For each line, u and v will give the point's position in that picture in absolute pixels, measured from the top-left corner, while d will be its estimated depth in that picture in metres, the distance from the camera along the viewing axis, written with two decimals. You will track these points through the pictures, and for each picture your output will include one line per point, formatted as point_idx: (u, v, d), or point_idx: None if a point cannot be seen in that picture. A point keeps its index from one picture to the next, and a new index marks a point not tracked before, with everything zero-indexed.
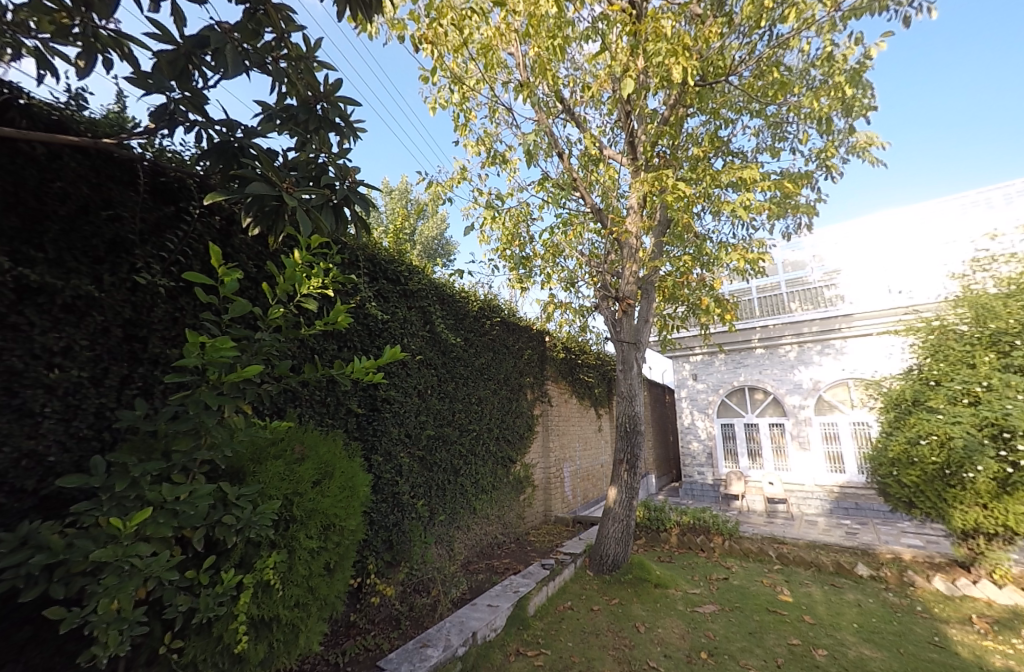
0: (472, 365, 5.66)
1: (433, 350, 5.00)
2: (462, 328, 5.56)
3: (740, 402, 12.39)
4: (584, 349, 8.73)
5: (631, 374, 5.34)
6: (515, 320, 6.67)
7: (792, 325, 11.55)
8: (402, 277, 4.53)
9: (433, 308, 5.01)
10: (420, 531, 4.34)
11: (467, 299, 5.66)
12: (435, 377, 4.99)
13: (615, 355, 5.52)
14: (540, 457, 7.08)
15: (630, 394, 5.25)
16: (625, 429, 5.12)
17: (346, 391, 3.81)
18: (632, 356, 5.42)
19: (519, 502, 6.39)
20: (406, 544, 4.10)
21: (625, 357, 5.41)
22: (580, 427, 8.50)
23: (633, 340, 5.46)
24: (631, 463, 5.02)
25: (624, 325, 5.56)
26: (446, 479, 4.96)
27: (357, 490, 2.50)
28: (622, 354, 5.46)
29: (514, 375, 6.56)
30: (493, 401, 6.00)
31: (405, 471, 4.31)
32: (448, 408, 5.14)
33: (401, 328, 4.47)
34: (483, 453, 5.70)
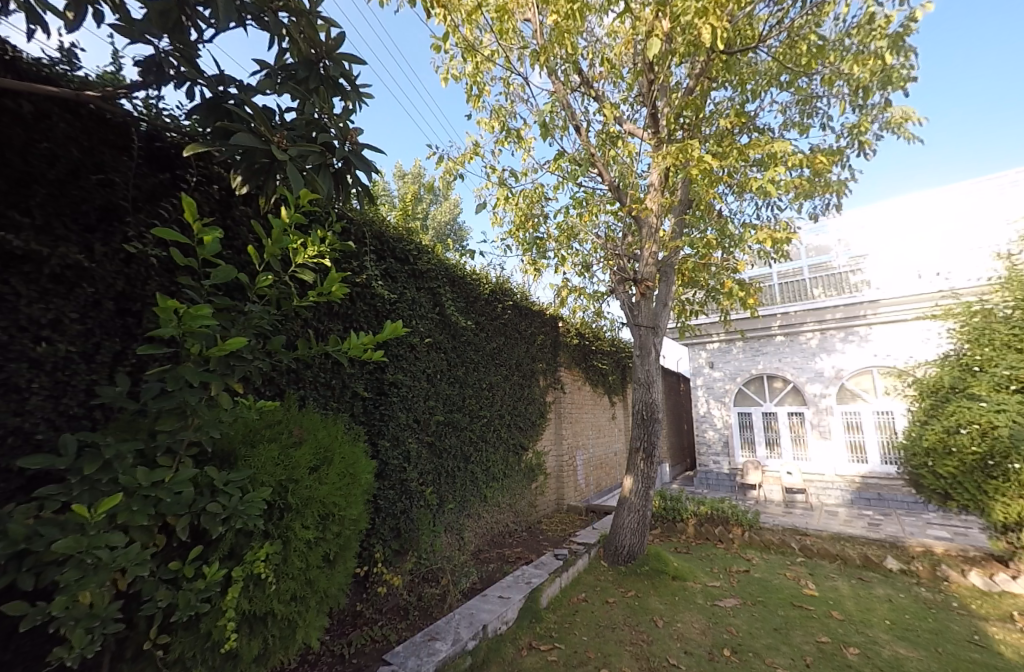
0: (484, 350, 5.47)
1: (442, 334, 4.82)
2: (473, 311, 5.36)
3: (758, 390, 12.05)
4: (598, 336, 8.48)
5: (650, 360, 5.06)
6: (527, 304, 6.44)
7: (815, 311, 11.12)
8: (411, 257, 4.34)
9: (443, 290, 4.81)
10: (429, 519, 4.20)
11: (478, 281, 5.45)
12: (445, 362, 4.81)
13: (632, 340, 5.23)
14: (552, 444, 6.91)
15: (648, 381, 5.00)
16: (643, 417, 4.90)
17: (351, 374, 3.66)
18: (651, 341, 5.13)
19: (531, 490, 6.23)
20: (415, 532, 3.97)
21: (643, 342, 5.14)
22: (593, 415, 8.30)
23: (652, 323, 5.15)
24: (648, 452, 4.82)
25: (642, 310, 5.22)
26: (456, 466, 4.81)
27: (359, 477, 2.35)
28: (640, 339, 5.17)
29: (527, 361, 6.36)
30: (505, 387, 5.82)
31: (414, 458, 4.16)
32: (458, 394, 4.97)
33: (410, 310, 4.30)
34: (495, 441, 5.53)
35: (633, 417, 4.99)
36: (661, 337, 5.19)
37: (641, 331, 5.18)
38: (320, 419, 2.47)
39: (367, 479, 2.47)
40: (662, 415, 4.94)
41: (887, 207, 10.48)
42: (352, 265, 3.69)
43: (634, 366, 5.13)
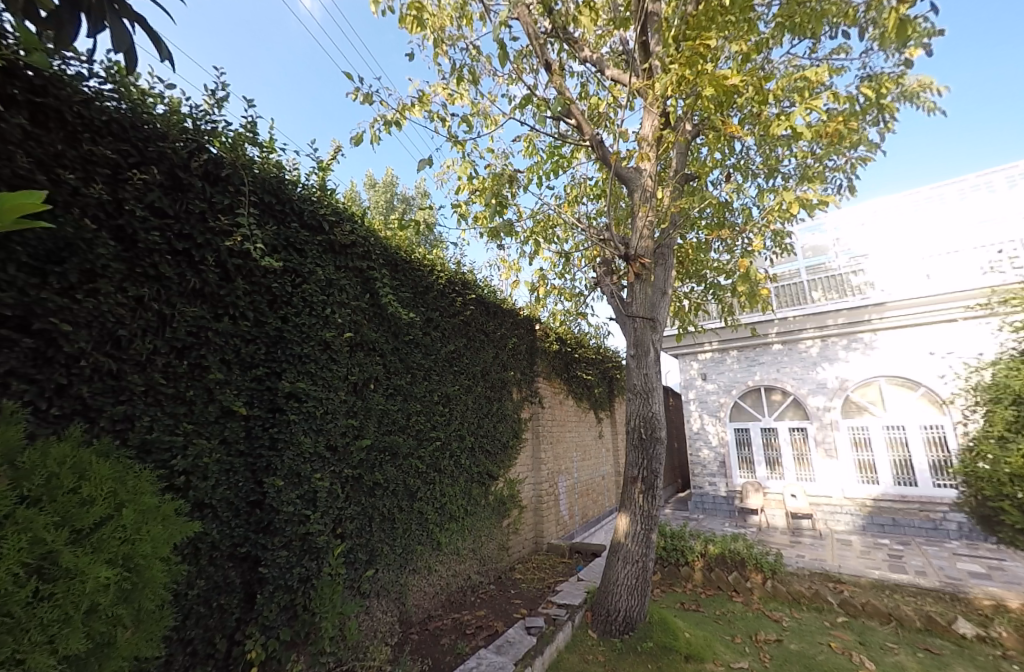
0: (436, 353, 4.29)
1: (377, 330, 3.66)
2: (423, 304, 4.21)
3: (754, 403, 11.10)
4: (581, 342, 7.39)
5: (648, 360, 3.93)
6: (497, 302, 5.35)
7: (816, 316, 10.29)
8: (326, 225, 3.28)
9: (381, 274, 3.71)
10: (340, 589, 3.03)
11: (429, 268, 4.33)
12: (383, 367, 3.67)
13: (625, 337, 4.07)
14: (529, 470, 5.72)
15: (651, 392, 3.87)
16: (640, 436, 3.77)
17: (217, 380, 2.61)
18: (648, 333, 3.97)
19: (502, 529, 5.03)
20: (318, 615, 2.83)
21: (639, 334, 3.98)
22: (578, 433, 7.15)
23: (651, 312, 4.00)
24: (649, 483, 3.70)
25: (637, 297, 4.05)
26: (395, 503, 3.62)
27: (89, 571, 1.55)
28: (632, 331, 4.02)
29: (495, 369, 5.21)
30: (467, 402, 4.64)
31: (325, 500, 3.00)
32: (400, 408, 3.78)
33: (324, 294, 3.19)
34: (452, 470, 4.31)
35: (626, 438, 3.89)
36: (660, 329, 4.04)
37: (636, 323, 4.00)
38: (56, 454, 1.63)
39: (123, 557, 1.70)
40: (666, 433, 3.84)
41: (891, 203, 9.84)
42: (223, 221, 2.71)
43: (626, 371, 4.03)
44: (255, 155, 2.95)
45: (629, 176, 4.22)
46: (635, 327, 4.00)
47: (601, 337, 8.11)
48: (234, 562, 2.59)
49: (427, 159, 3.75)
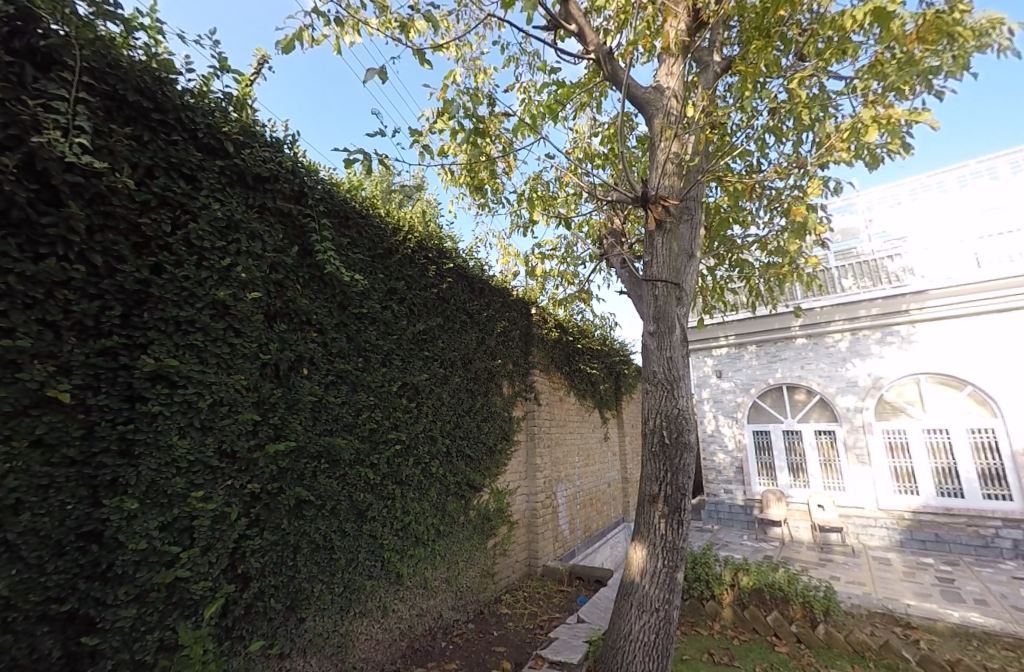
0: (399, 335, 3.35)
1: (312, 298, 2.74)
2: (383, 270, 3.30)
3: (775, 403, 10.13)
4: (585, 332, 6.45)
5: (672, 337, 3.00)
6: (485, 277, 4.44)
7: (847, 306, 9.34)
8: (228, 145, 2.37)
9: (320, 226, 2.82)
10: (221, 665, 2.11)
11: (388, 226, 3.41)
12: (319, 347, 2.74)
13: (643, 310, 3.13)
14: (522, 480, 4.78)
15: (680, 381, 2.95)
16: (663, 442, 2.84)
17: (27, 351, 1.69)
18: (673, 300, 3.03)
19: (486, 551, 4.10)
20: None
21: (662, 302, 3.04)
22: (580, 435, 6.21)
23: (676, 275, 3.06)
24: (673, 504, 2.77)
25: (658, 254, 3.10)
26: (333, 526, 2.71)
27: None
28: (652, 300, 3.08)
29: (480, 358, 4.26)
30: (442, 396, 3.70)
31: (211, 528, 2.09)
32: (344, 402, 2.85)
33: (222, 240, 2.28)
34: (420, 483, 3.38)
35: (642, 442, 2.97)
36: (686, 300, 3.10)
37: (659, 287, 3.05)
38: None
39: None
40: (696, 438, 2.91)
41: (932, 182, 8.90)
42: (36, 108, 1.75)
43: (643, 355, 3.10)
44: (128, 49, 2.12)
45: (647, 97, 3.27)
46: (656, 293, 3.05)
47: (607, 326, 7.18)
48: (51, 627, 1.68)
49: (377, 68, 2.74)
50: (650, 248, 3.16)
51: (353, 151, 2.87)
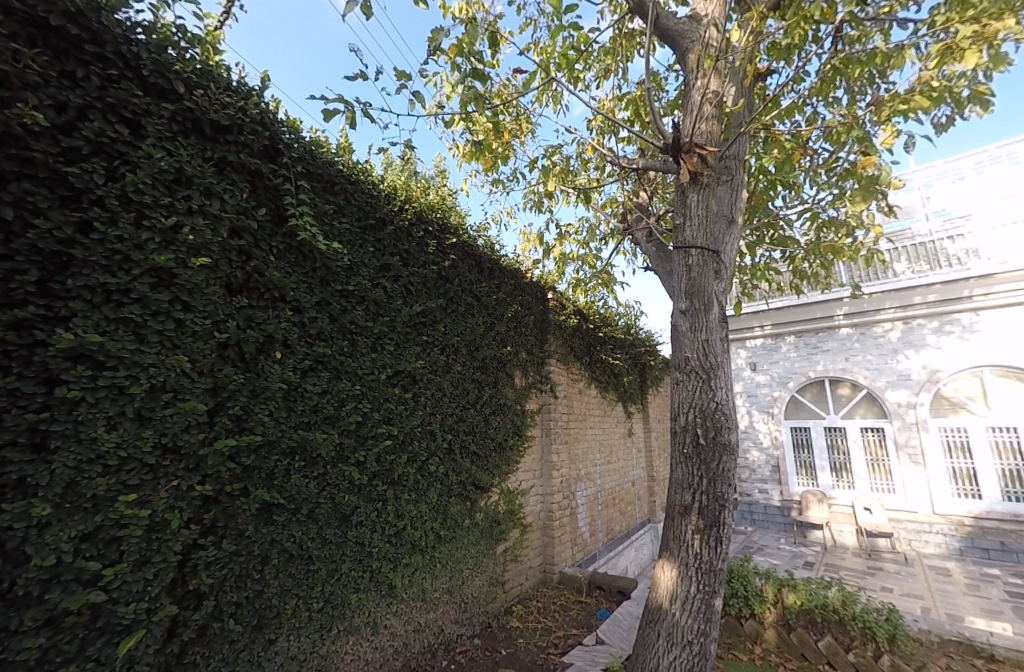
0: (394, 317, 2.97)
1: (287, 272, 2.39)
2: (373, 243, 2.91)
3: (817, 398, 9.36)
4: (606, 320, 5.95)
5: (708, 315, 2.52)
6: (495, 257, 4.01)
7: (901, 293, 8.48)
8: (178, 86, 1.99)
9: (296, 187, 2.45)
10: None
11: (382, 196, 3.00)
12: (293, 327, 2.39)
13: (674, 284, 2.65)
14: (537, 479, 4.37)
15: (719, 369, 2.47)
16: (697, 442, 2.38)
17: None
18: (711, 270, 2.55)
19: (494, 558, 3.70)
20: None
21: (698, 273, 2.55)
22: (601, 430, 5.74)
23: (713, 240, 2.58)
24: (709, 520, 2.30)
25: (694, 217, 2.61)
26: (312, 531, 2.36)
27: None
28: (684, 271, 2.60)
29: (489, 345, 3.82)
30: (444, 386, 3.31)
31: (146, 537, 1.76)
32: (326, 390, 2.50)
33: (169, 195, 1.93)
34: (417, 483, 3.00)
35: (672, 442, 2.51)
36: (725, 273, 2.62)
37: (693, 256, 2.56)
38: None
39: None
40: (737, 438, 2.42)
41: (1003, 152, 8.08)
42: None
43: (673, 338, 2.63)
44: None
45: (680, 29, 2.85)
46: (689, 261, 2.57)
47: (631, 314, 6.65)
48: None
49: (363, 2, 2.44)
50: (683, 210, 2.68)
51: (331, 98, 2.44)
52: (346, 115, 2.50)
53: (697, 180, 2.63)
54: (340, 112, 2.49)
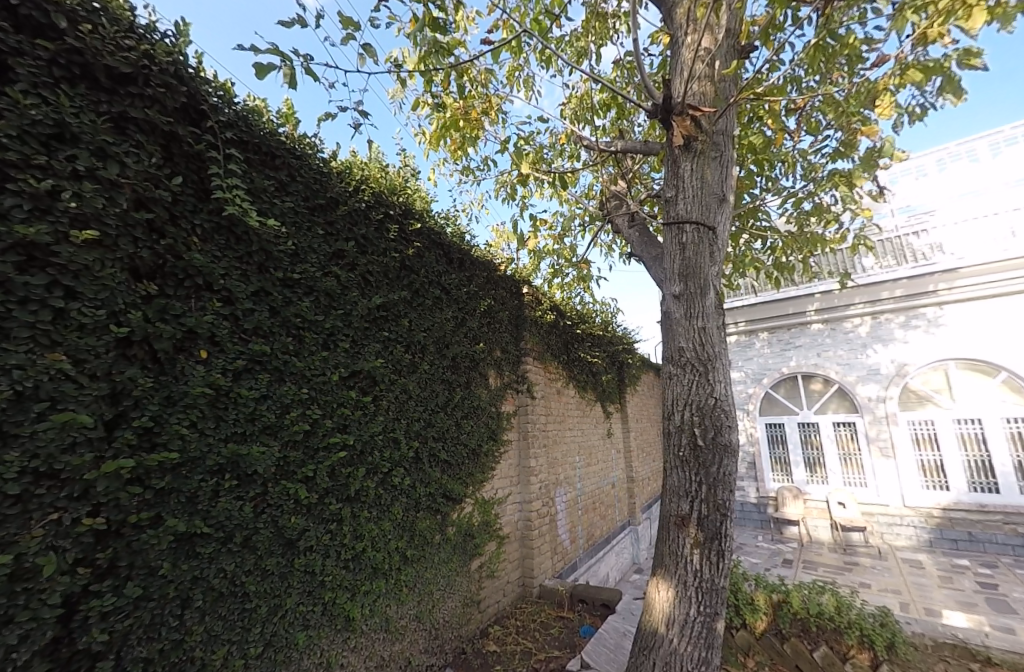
0: (349, 311, 2.60)
1: (214, 257, 2.03)
2: (323, 225, 2.55)
3: (790, 394, 9.44)
4: (585, 316, 5.70)
5: (704, 299, 2.28)
6: (466, 248, 3.67)
7: (869, 288, 8.60)
8: (60, 19, 1.60)
9: (223, 155, 2.08)
10: None
11: (332, 168, 2.66)
12: (221, 320, 2.02)
13: (667, 267, 2.40)
14: (514, 486, 4.06)
15: (717, 361, 2.23)
16: (694, 443, 2.12)
17: None
18: (707, 249, 2.31)
19: (468, 576, 3.36)
20: None
21: (693, 253, 2.31)
22: (580, 431, 5.48)
23: (708, 217, 2.34)
24: (710, 531, 2.05)
25: (688, 193, 2.37)
26: (248, 563, 1.99)
27: None
28: (677, 251, 2.36)
29: (460, 342, 3.49)
30: (410, 387, 2.95)
31: (7, 590, 1.37)
32: (264, 395, 2.14)
33: (44, 153, 1.53)
34: (379, 499, 2.63)
35: (666, 443, 2.26)
36: (721, 254, 2.38)
37: (688, 233, 2.33)
38: None
39: None
40: (738, 439, 2.17)
41: (964, 151, 8.36)
42: None
43: (665, 326, 2.38)
44: None
45: None
46: (683, 239, 2.33)
47: (609, 311, 6.44)
48: None
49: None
50: (672, 185, 2.45)
51: (263, 49, 2.02)
52: (284, 72, 2.09)
53: (690, 149, 2.39)
54: (275, 68, 2.08)
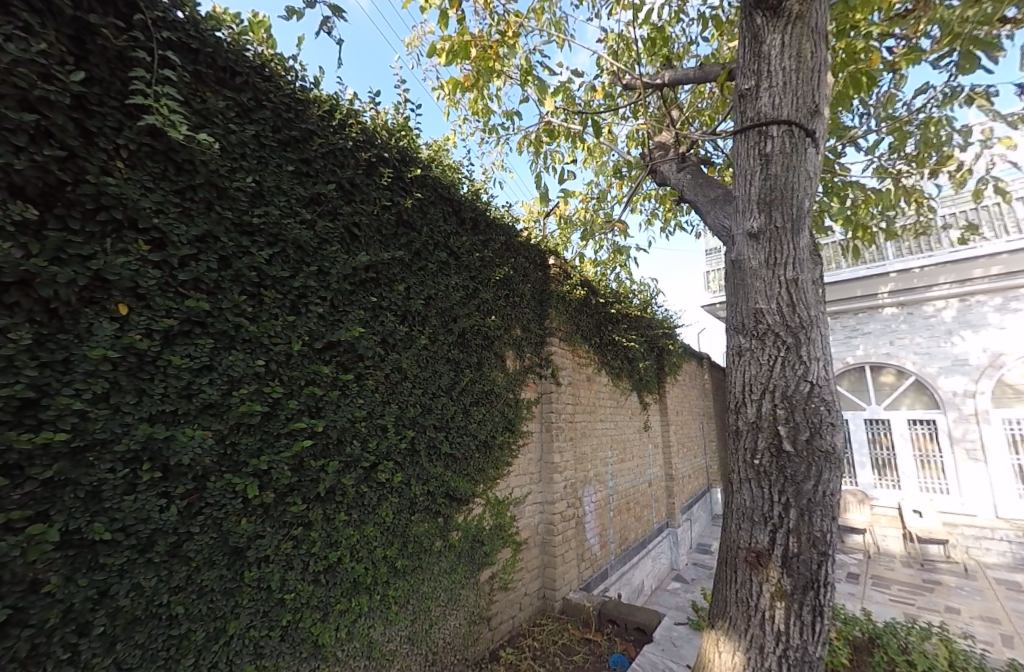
0: (327, 271, 2.11)
1: (142, 186, 1.60)
2: (294, 161, 2.07)
3: (855, 389, 8.43)
4: (620, 296, 5.07)
5: (793, 242, 1.88)
6: (480, 206, 3.14)
7: (957, 267, 7.23)
8: None
9: (153, 59, 1.66)
10: None
11: (310, 99, 2.15)
12: (148, 267, 1.59)
13: (743, 204, 2.00)
14: (533, 484, 3.53)
15: (810, 329, 1.82)
16: (778, 437, 1.75)
17: None
18: (799, 167, 1.92)
19: (476, 589, 2.87)
20: None
21: (781, 167, 1.91)
22: (613, 424, 4.88)
23: (802, 123, 1.90)
24: (801, 579, 1.65)
25: (780, 116, 1.92)
26: (176, 579, 1.56)
27: None
28: (760, 173, 1.95)
29: (470, 315, 2.96)
30: (406, 365, 2.46)
31: None
32: (207, 367, 1.69)
33: None
34: (361, 499, 2.15)
35: (737, 447, 1.89)
36: (812, 182, 1.96)
37: (775, 145, 1.92)
38: None
39: None
40: (841, 448, 1.74)
41: None
42: None
43: (738, 281, 1.99)
44: None
45: None
46: (768, 147, 1.93)
47: (648, 292, 5.75)
48: None
49: None
50: (753, 67, 2.00)
51: None
52: None
53: (780, 10, 1.91)
54: None
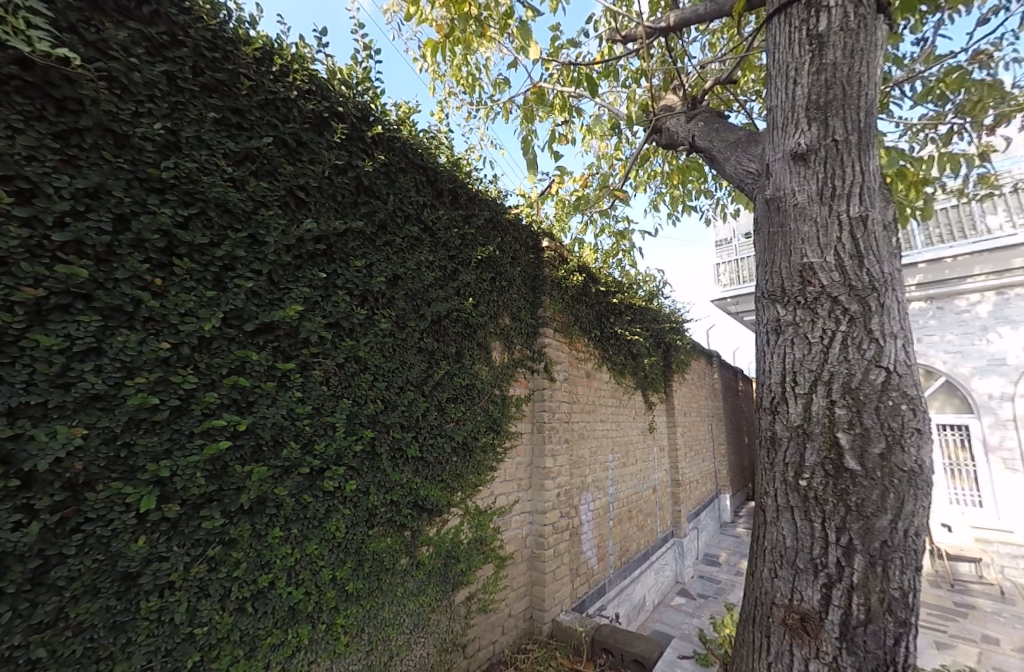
0: (262, 239, 1.77)
1: (6, 127, 1.30)
2: (222, 107, 1.73)
3: None
4: (624, 286, 4.69)
5: (859, 160, 1.65)
6: (461, 177, 2.79)
7: (996, 256, 6.67)
8: None
9: None
10: None
11: (243, 39, 1.82)
12: (12, 225, 1.28)
13: (784, 114, 1.78)
14: (521, 491, 3.17)
15: (881, 289, 1.56)
16: (834, 444, 1.50)
17: None
18: (864, 51, 1.68)
19: (450, 612, 2.52)
20: None
21: (840, 56, 1.68)
22: (615, 424, 4.50)
23: None
24: (868, 657, 1.40)
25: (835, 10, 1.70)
26: (40, 615, 1.24)
27: None
28: (809, 64, 1.73)
29: (447, 300, 2.61)
30: (366, 354, 2.11)
31: None
32: (94, 350, 1.37)
33: None
34: (303, 510, 1.82)
35: (775, 462, 1.66)
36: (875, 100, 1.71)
37: (831, 19, 1.71)
38: None
39: None
40: (927, 466, 1.47)
41: None
42: None
43: (778, 220, 1.75)
44: None
45: None
46: (821, 26, 1.72)
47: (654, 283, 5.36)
48: None
49: None
50: None
51: None
52: None
53: None
54: None
